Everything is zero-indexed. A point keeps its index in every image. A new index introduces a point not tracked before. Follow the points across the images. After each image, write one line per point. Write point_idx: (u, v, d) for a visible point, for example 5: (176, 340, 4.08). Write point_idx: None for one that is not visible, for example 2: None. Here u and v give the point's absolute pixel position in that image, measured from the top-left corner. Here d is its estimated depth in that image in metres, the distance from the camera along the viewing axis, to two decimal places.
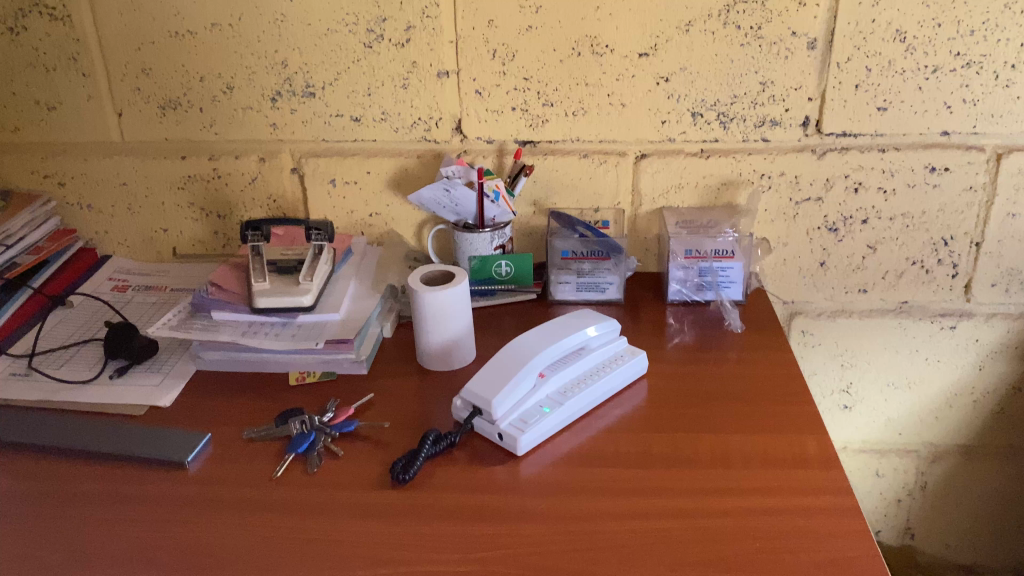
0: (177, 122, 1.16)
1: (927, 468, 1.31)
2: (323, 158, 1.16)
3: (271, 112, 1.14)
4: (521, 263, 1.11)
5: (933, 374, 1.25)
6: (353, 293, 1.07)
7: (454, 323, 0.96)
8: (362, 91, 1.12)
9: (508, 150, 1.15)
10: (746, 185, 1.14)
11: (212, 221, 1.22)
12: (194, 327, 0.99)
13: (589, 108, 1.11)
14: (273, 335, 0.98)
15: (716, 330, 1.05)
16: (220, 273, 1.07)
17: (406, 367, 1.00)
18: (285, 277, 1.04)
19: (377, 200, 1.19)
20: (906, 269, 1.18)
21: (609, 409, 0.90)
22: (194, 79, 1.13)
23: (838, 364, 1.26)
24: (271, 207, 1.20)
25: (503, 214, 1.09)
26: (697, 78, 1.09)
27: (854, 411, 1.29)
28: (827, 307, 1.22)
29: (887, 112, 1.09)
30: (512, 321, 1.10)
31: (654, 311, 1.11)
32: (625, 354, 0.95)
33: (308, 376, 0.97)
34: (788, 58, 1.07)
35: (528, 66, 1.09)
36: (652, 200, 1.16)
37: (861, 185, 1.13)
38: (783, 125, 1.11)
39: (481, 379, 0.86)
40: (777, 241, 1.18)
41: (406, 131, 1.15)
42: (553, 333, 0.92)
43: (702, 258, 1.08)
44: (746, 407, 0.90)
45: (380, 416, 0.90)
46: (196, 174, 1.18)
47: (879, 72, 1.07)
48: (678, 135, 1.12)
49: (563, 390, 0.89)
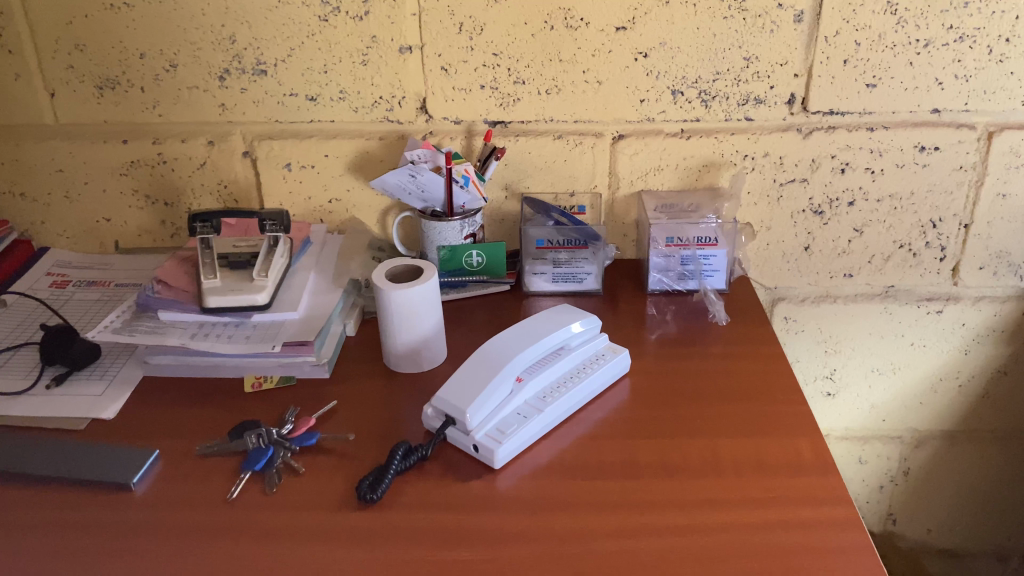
0: (116, 103, 1.07)
1: (910, 453, 1.28)
2: (278, 140, 1.08)
3: (219, 92, 1.05)
4: (494, 253, 1.05)
5: (918, 359, 1.21)
6: (313, 288, 1.00)
7: (424, 321, 0.89)
8: (319, 68, 1.04)
9: (478, 131, 1.07)
10: (728, 166, 1.09)
11: (159, 210, 1.13)
12: (139, 331, 0.91)
13: (563, 86, 1.04)
14: (226, 337, 0.91)
15: (700, 322, 1.00)
16: (166, 269, 0.99)
17: (371, 369, 0.93)
18: (238, 273, 0.97)
19: (336, 185, 1.11)
20: (893, 253, 1.14)
21: (592, 412, 0.84)
22: (133, 56, 1.04)
23: (822, 351, 1.21)
24: (222, 194, 1.12)
25: (474, 201, 1.02)
26: (678, 53, 1.02)
27: (838, 398, 1.25)
28: (811, 293, 1.17)
29: (876, 90, 1.04)
30: (485, 316, 1.03)
31: (634, 302, 1.05)
32: (607, 352, 0.89)
33: (265, 382, 0.90)
34: (773, 32, 1.00)
35: (497, 40, 1.02)
36: (631, 183, 1.10)
37: (848, 166, 1.08)
38: (768, 103, 1.05)
39: (454, 386, 0.80)
40: (760, 225, 1.12)
41: (367, 112, 1.07)
42: (530, 332, 0.86)
43: (684, 245, 1.02)
44: (735, 406, 0.85)
45: (344, 426, 0.83)
46: (139, 159, 1.09)
47: (868, 46, 1.01)
48: (657, 114, 1.06)
49: (541, 394, 0.83)
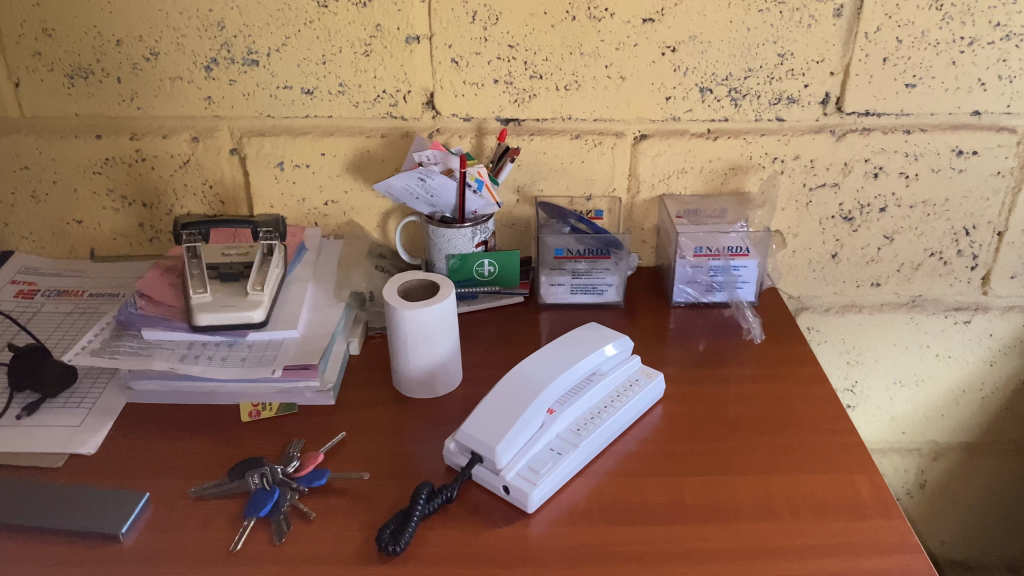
0: (89, 94, 0.96)
1: (928, 466, 1.24)
2: (270, 137, 0.98)
3: (205, 83, 0.96)
4: (506, 261, 0.98)
5: (941, 370, 1.17)
6: (312, 302, 0.91)
7: (440, 342, 0.82)
8: (316, 58, 0.95)
9: (489, 129, 0.99)
10: (756, 169, 1.02)
11: (136, 211, 1.03)
12: (121, 352, 0.82)
13: (584, 81, 0.96)
14: (219, 360, 0.82)
15: (731, 338, 0.93)
16: (149, 280, 0.90)
17: (380, 393, 0.84)
18: (230, 285, 0.88)
19: (334, 185, 1.02)
20: (923, 261, 1.08)
21: (627, 443, 0.77)
22: (108, 42, 0.93)
23: (844, 362, 1.16)
24: (207, 195, 1.02)
25: (488, 207, 0.94)
26: (709, 48, 0.94)
27: (858, 410, 1.20)
28: (835, 302, 1.11)
29: (915, 90, 0.97)
30: (498, 330, 0.95)
31: (658, 315, 0.98)
32: (641, 377, 0.82)
33: (264, 410, 0.81)
34: (811, 27, 0.93)
35: (513, 31, 0.93)
36: (652, 186, 1.03)
37: (882, 170, 1.02)
38: (801, 102, 0.98)
39: (480, 420, 0.72)
40: (787, 231, 1.06)
41: (369, 107, 0.98)
42: (559, 359, 0.78)
43: (714, 255, 0.95)
44: (781, 436, 0.78)
45: (356, 462, 0.75)
46: (114, 157, 0.99)
47: (910, 44, 0.94)
48: (683, 113, 0.99)
49: (575, 427, 0.75)
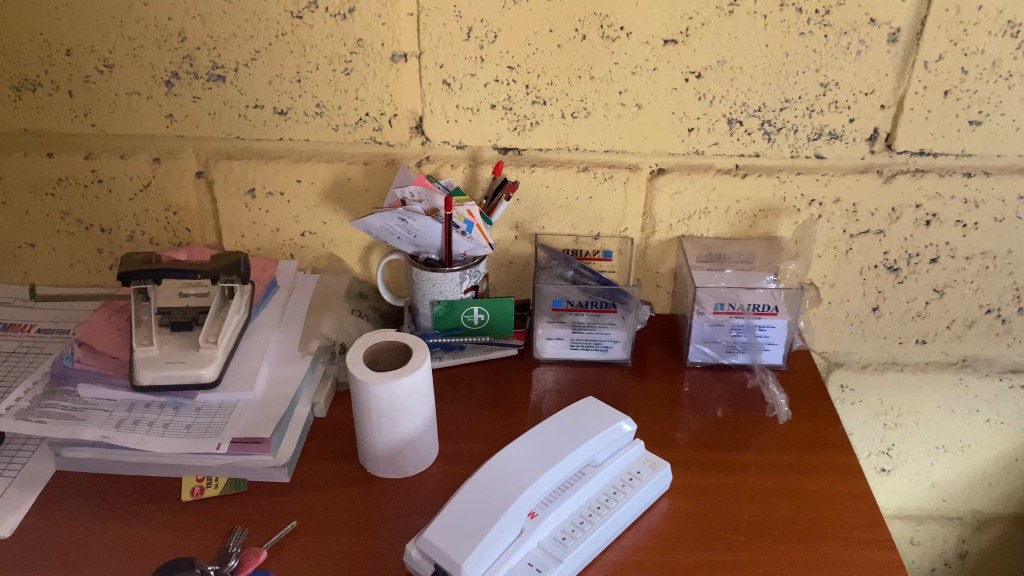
0: (38, 108, 0.86)
1: (971, 536, 1.11)
2: (239, 161, 0.88)
3: (166, 99, 0.85)
4: (500, 309, 0.86)
5: (991, 436, 1.04)
6: (275, 355, 0.80)
7: (411, 418, 0.70)
8: (290, 75, 0.83)
9: (484, 159, 0.87)
10: (790, 212, 0.89)
11: (94, 236, 0.93)
12: (50, 416, 0.72)
13: (594, 108, 0.84)
14: (160, 428, 0.72)
15: (753, 410, 0.81)
16: (91, 325, 0.80)
17: (343, 469, 0.74)
18: (181, 336, 0.77)
19: (310, 216, 0.91)
20: (977, 318, 0.95)
21: (622, 551, 0.66)
22: (57, 52, 0.83)
23: (881, 424, 1.04)
24: (171, 221, 0.92)
25: (478, 248, 0.82)
26: (740, 75, 0.82)
27: (893, 474, 1.08)
28: (874, 359, 0.99)
29: (980, 128, 0.84)
30: (487, 390, 0.84)
31: (669, 377, 0.86)
32: (643, 468, 0.71)
33: (208, 487, 0.71)
34: (860, 53, 0.80)
35: (514, 51, 0.81)
36: (669, 227, 0.90)
37: (935, 218, 0.88)
38: (845, 139, 0.85)
39: (445, 528, 0.62)
40: (822, 281, 0.93)
41: (349, 130, 0.86)
42: (544, 450, 0.67)
43: (738, 313, 0.83)
44: (806, 547, 0.66)
45: (306, 563, 0.64)
46: (68, 177, 0.89)
47: (977, 75, 0.81)
48: (707, 147, 0.86)
49: (560, 534, 0.64)
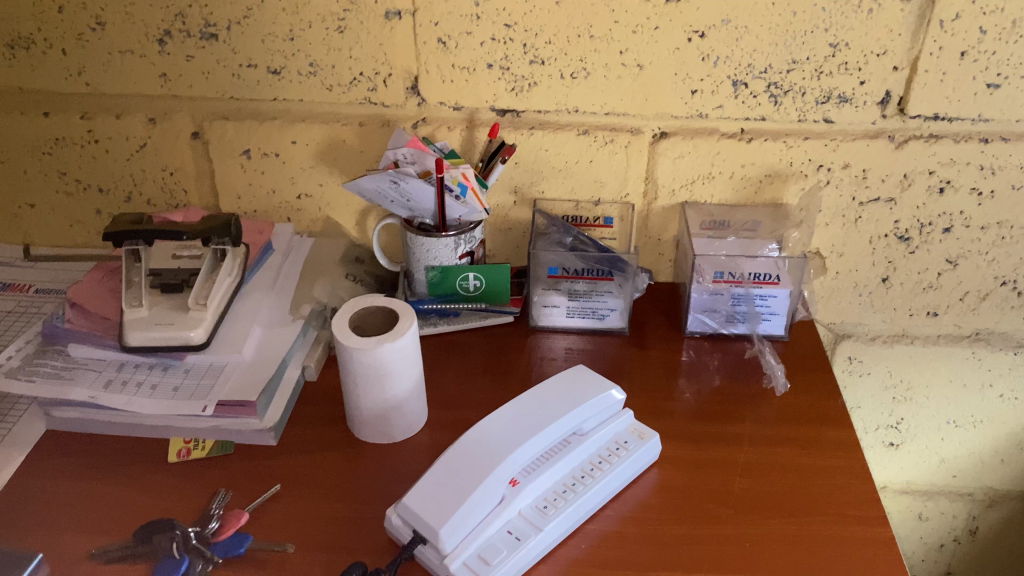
0: (32, 67, 0.85)
1: (981, 513, 1.09)
2: (233, 121, 0.86)
3: (159, 58, 0.84)
4: (495, 276, 0.84)
5: (1004, 412, 1.01)
6: (266, 318, 0.80)
7: (396, 384, 0.70)
8: (283, 34, 0.82)
9: (482, 121, 0.85)
10: (797, 178, 0.86)
11: (92, 197, 0.93)
12: (40, 374, 0.72)
13: (594, 69, 0.82)
14: (147, 389, 0.72)
15: (751, 382, 0.79)
16: (84, 287, 0.80)
17: (330, 433, 0.73)
18: (171, 297, 0.77)
19: (306, 178, 0.90)
20: (992, 290, 0.92)
21: (606, 522, 0.65)
22: (49, 9, 0.82)
23: (889, 397, 1.02)
24: (167, 182, 0.91)
25: (473, 213, 0.80)
26: (745, 34, 0.79)
27: (902, 449, 1.06)
28: (883, 331, 0.96)
29: (998, 91, 0.80)
30: (480, 356, 0.83)
31: (667, 347, 0.84)
32: (631, 438, 0.69)
33: (195, 448, 0.71)
34: (872, 12, 0.77)
35: (511, 8, 0.79)
36: (671, 192, 0.88)
37: (949, 185, 0.85)
38: (855, 102, 0.82)
39: (425, 494, 0.61)
40: (830, 251, 0.90)
41: (344, 90, 0.85)
42: (530, 418, 0.66)
43: (737, 282, 0.81)
44: (796, 523, 0.64)
45: (287, 526, 0.64)
46: (64, 137, 0.89)
47: (997, 36, 0.77)
48: (711, 110, 0.83)
49: (542, 504, 0.63)
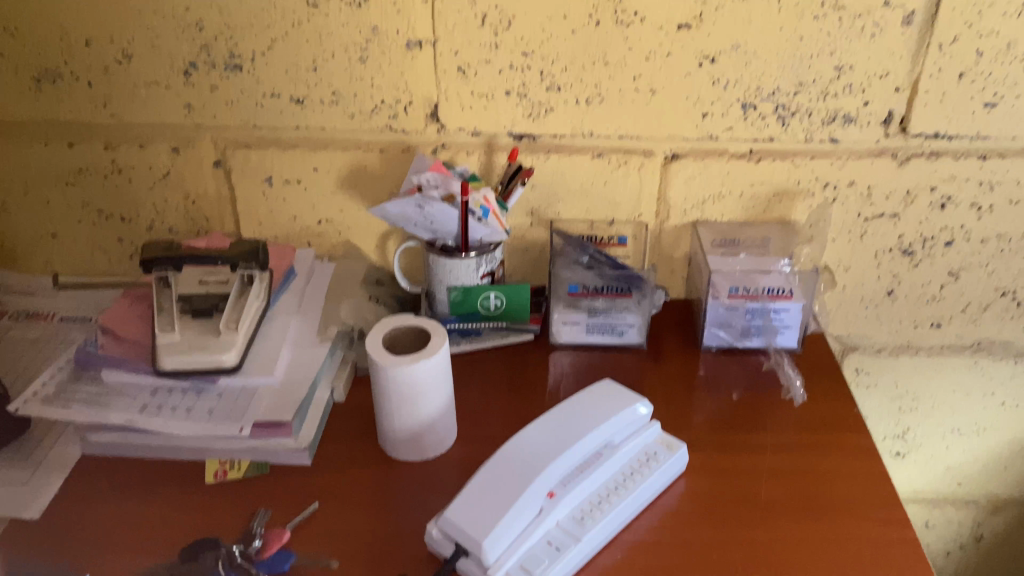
0: (58, 99, 0.87)
1: (986, 519, 1.12)
2: (256, 149, 0.88)
3: (184, 89, 0.86)
4: (517, 296, 0.86)
5: (1006, 420, 1.04)
6: (294, 341, 0.82)
7: (430, 402, 0.71)
8: (306, 64, 0.84)
9: (500, 146, 0.88)
10: (804, 196, 0.89)
11: (114, 226, 0.94)
12: (76, 400, 0.73)
13: (609, 94, 0.85)
14: (183, 412, 0.73)
15: (768, 393, 0.82)
16: (113, 314, 0.81)
17: (363, 451, 0.75)
18: (202, 322, 0.78)
19: (327, 203, 0.92)
20: (993, 301, 0.95)
21: (639, 531, 0.67)
22: (76, 43, 0.84)
23: (895, 408, 1.04)
24: (189, 209, 0.93)
25: (495, 234, 0.83)
26: (754, 59, 0.82)
27: (908, 458, 1.08)
28: (889, 343, 0.99)
29: (995, 110, 0.84)
30: (503, 374, 0.85)
31: (685, 361, 0.87)
32: (660, 449, 0.71)
33: (231, 470, 0.72)
34: (874, 36, 0.80)
35: (529, 37, 0.82)
36: (683, 211, 0.91)
37: (950, 200, 0.88)
38: (859, 122, 0.85)
39: (465, 507, 0.62)
40: (837, 265, 0.93)
41: (365, 117, 0.87)
42: (563, 432, 0.68)
43: (752, 297, 0.83)
44: (822, 526, 0.67)
45: (328, 542, 0.65)
46: (88, 167, 0.90)
47: (992, 57, 0.81)
48: (722, 132, 0.86)
49: (578, 515, 0.65)
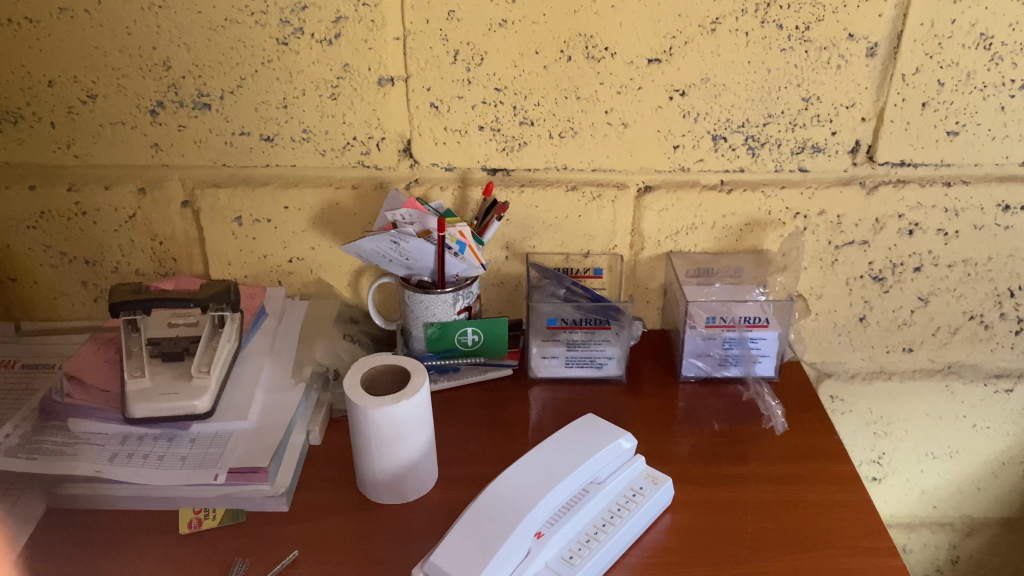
0: (20, 140, 0.85)
1: (961, 541, 1.13)
2: (225, 188, 0.87)
3: (150, 128, 0.84)
4: (493, 329, 0.86)
5: (978, 442, 1.05)
6: (268, 383, 0.80)
7: (412, 443, 0.70)
8: (276, 101, 0.83)
9: (474, 180, 0.87)
10: (776, 226, 0.90)
11: (78, 269, 0.92)
12: (41, 452, 0.70)
13: (581, 128, 0.85)
14: (155, 460, 0.71)
15: (749, 422, 0.82)
16: (79, 360, 0.79)
17: (342, 495, 0.73)
18: (173, 366, 0.76)
19: (299, 241, 0.90)
20: (961, 325, 0.96)
21: (628, 569, 0.66)
22: (39, 84, 0.82)
23: (871, 433, 1.05)
24: (156, 251, 0.91)
25: (471, 269, 0.82)
26: (723, 91, 0.83)
27: (884, 482, 1.09)
28: (862, 368, 1.00)
29: (958, 138, 0.86)
30: (483, 411, 0.84)
31: (664, 393, 0.86)
32: (645, 485, 0.71)
33: (206, 518, 0.69)
34: (840, 68, 0.82)
35: (501, 73, 0.82)
36: (658, 243, 0.91)
37: (918, 227, 0.90)
38: (827, 151, 0.87)
39: (452, 550, 0.61)
40: (810, 293, 0.94)
41: (337, 155, 0.86)
42: (549, 469, 0.67)
43: (729, 326, 0.84)
44: (810, 558, 0.66)
45: None
46: (50, 209, 0.88)
47: (953, 87, 0.83)
48: (693, 164, 0.87)
49: (567, 555, 0.64)
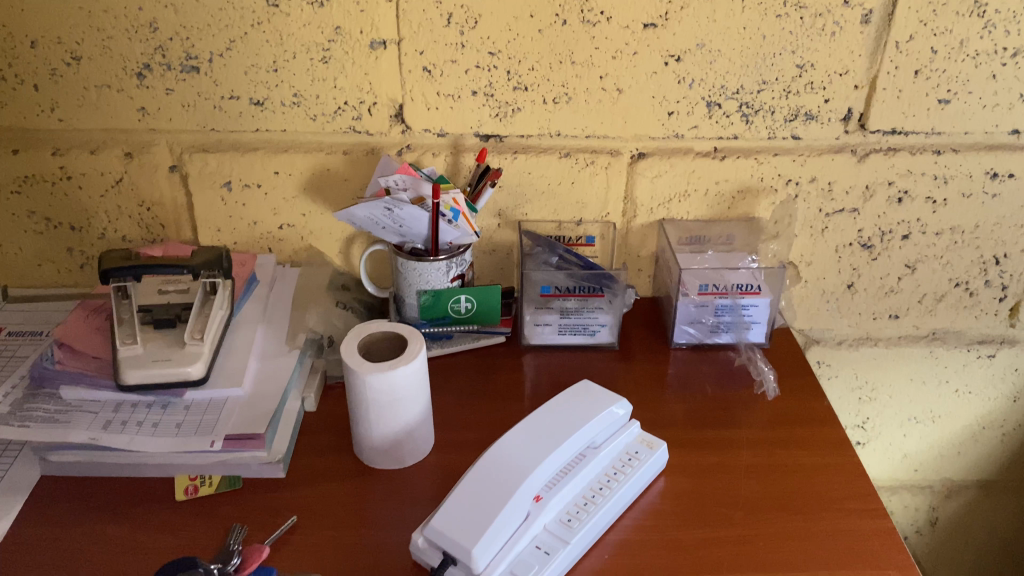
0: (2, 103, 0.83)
1: (940, 504, 1.15)
2: (214, 154, 0.86)
3: (137, 92, 0.83)
4: (487, 297, 0.85)
5: (960, 406, 1.07)
6: (262, 350, 0.79)
7: (409, 409, 0.70)
8: (266, 65, 0.82)
9: (466, 147, 0.87)
10: (768, 193, 0.90)
11: (63, 235, 0.90)
12: (33, 419, 0.69)
13: (575, 94, 0.84)
14: (150, 427, 0.70)
15: (740, 388, 0.83)
16: (68, 327, 0.78)
17: (338, 461, 0.73)
18: (165, 334, 0.76)
19: (289, 207, 0.89)
20: (946, 291, 0.98)
21: (624, 531, 0.66)
22: (21, 45, 0.80)
23: (856, 398, 1.07)
24: (143, 217, 0.89)
25: (465, 237, 0.81)
26: (718, 58, 0.83)
27: (868, 446, 1.11)
28: (849, 335, 1.01)
29: (949, 106, 0.86)
30: (477, 377, 0.84)
31: (656, 359, 0.87)
32: (641, 449, 0.71)
33: (201, 485, 0.69)
34: (834, 35, 0.82)
35: (495, 36, 0.81)
36: (650, 210, 0.91)
37: (907, 195, 0.90)
38: (820, 119, 0.87)
39: (452, 515, 0.61)
40: (799, 260, 0.95)
41: (328, 119, 0.85)
42: (547, 435, 0.67)
43: (721, 294, 0.84)
44: (804, 519, 0.67)
45: (310, 559, 0.63)
46: (34, 174, 0.86)
47: (946, 55, 0.83)
48: (687, 130, 0.87)
49: (565, 518, 0.64)
